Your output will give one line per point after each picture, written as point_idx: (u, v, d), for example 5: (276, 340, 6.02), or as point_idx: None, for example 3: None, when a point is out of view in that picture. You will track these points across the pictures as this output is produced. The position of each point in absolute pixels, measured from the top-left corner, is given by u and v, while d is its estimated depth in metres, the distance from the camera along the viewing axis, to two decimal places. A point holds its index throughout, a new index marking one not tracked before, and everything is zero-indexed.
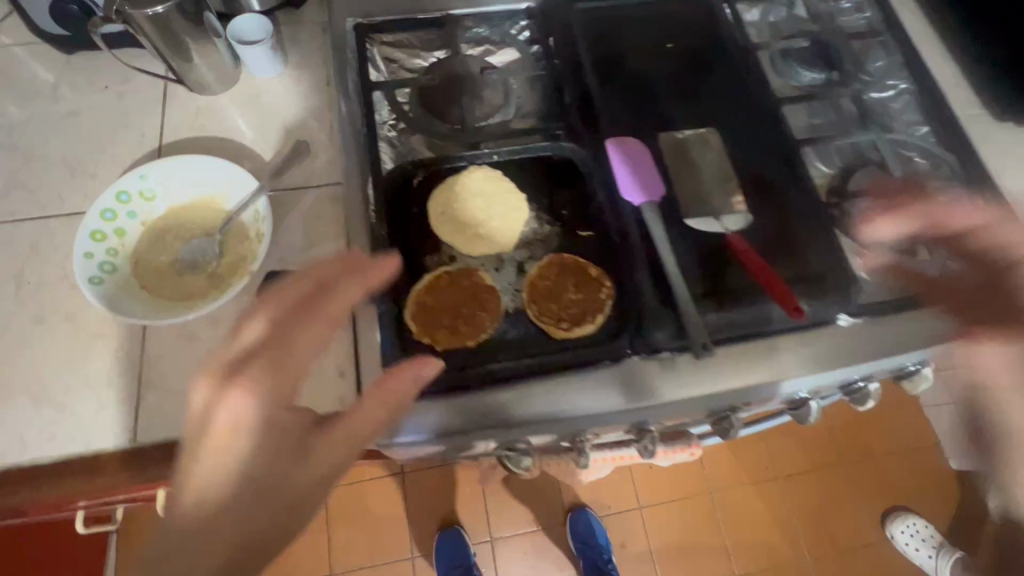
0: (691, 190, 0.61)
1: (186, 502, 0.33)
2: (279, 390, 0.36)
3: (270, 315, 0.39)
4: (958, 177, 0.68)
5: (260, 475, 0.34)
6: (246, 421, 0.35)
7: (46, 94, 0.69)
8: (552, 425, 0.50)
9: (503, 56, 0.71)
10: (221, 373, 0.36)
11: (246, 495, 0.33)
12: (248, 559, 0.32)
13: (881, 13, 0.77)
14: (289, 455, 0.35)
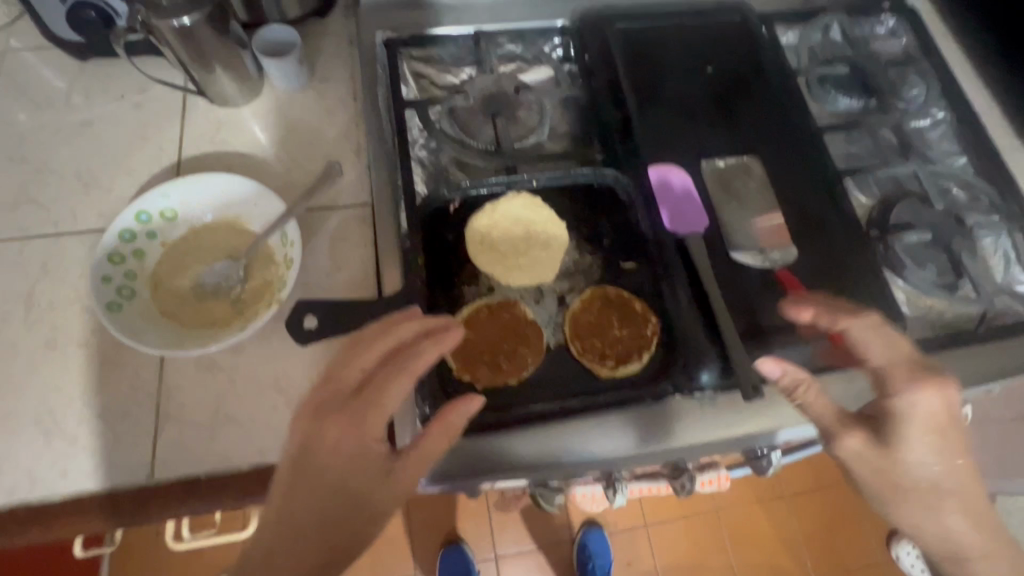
0: (735, 221, 0.59)
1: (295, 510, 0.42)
2: (365, 429, 0.43)
3: (363, 364, 0.45)
4: (998, 210, 0.67)
5: (345, 497, 0.42)
6: (338, 451, 0.42)
7: (59, 102, 0.65)
8: (557, 471, 0.48)
9: (537, 73, 0.68)
10: (324, 407, 0.44)
11: (333, 511, 0.42)
12: (343, 551, 0.42)
13: (918, 41, 0.76)
14: (369, 483, 0.42)
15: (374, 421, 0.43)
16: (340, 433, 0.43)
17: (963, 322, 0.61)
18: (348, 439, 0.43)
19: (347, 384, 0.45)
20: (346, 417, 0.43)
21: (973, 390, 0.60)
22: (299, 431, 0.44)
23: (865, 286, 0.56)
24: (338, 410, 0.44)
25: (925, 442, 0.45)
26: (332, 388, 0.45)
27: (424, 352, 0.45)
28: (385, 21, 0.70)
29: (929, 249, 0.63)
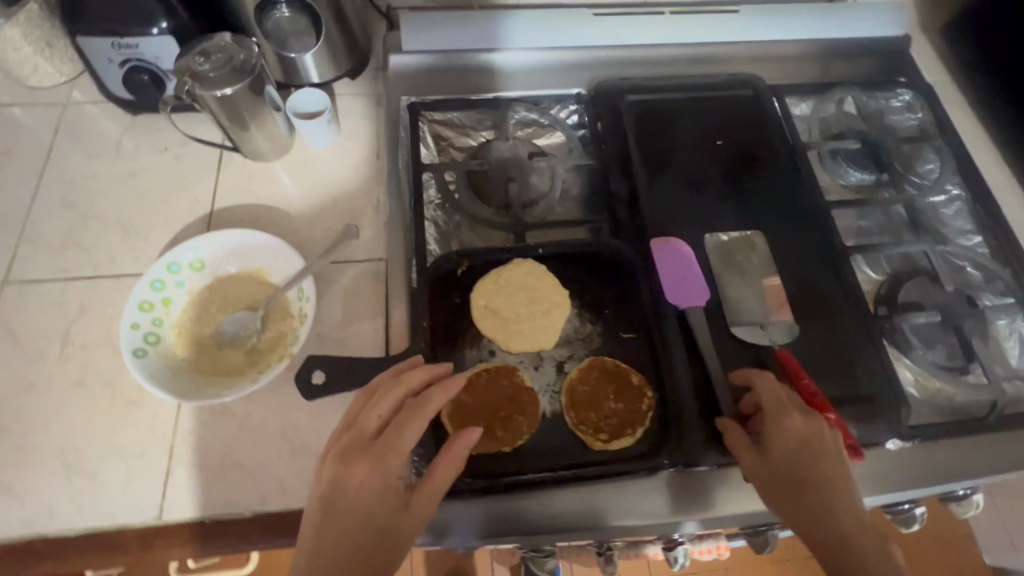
0: (736, 295, 0.60)
1: (318, 555, 0.40)
2: (388, 468, 0.43)
3: (381, 409, 0.46)
4: (1013, 294, 0.66)
5: (372, 534, 0.42)
6: (364, 491, 0.42)
7: (110, 152, 0.71)
8: (595, 532, 0.50)
9: (551, 139, 0.72)
10: (345, 451, 0.44)
11: (361, 549, 0.41)
12: None
13: (933, 116, 0.77)
14: (392, 518, 0.42)
15: (396, 460, 0.43)
16: (364, 472, 0.43)
17: (974, 409, 0.60)
18: (371, 480, 0.43)
19: (365, 428, 0.46)
20: (367, 460, 0.43)
21: (980, 481, 0.58)
22: (323, 476, 0.44)
23: (864, 369, 0.57)
24: (360, 453, 0.44)
25: (801, 458, 0.45)
26: (350, 434, 0.46)
27: (437, 394, 0.46)
28: (411, 85, 0.73)
29: (940, 330, 0.63)
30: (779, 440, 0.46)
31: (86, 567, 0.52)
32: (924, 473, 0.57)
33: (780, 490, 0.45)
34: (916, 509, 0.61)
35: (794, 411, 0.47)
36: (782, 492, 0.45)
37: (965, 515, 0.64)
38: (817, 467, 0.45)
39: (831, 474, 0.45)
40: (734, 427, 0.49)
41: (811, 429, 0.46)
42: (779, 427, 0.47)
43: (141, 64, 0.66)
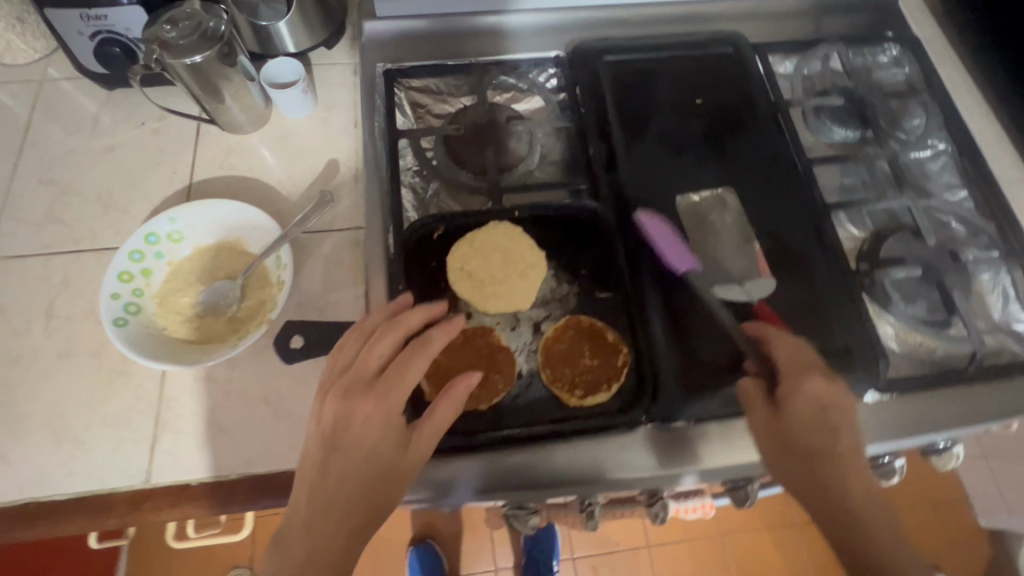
0: (712, 255, 0.59)
1: (322, 485, 0.43)
2: (391, 404, 0.45)
3: (381, 349, 0.47)
4: (998, 247, 0.65)
5: (375, 468, 0.43)
6: (369, 427, 0.44)
7: (88, 128, 0.71)
8: (588, 485, 0.51)
9: (530, 104, 0.70)
10: (348, 390, 0.46)
11: (365, 483, 0.42)
12: (370, 522, 0.42)
13: (921, 70, 0.75)
14: (395, 453, 0.44)
15: (398, 397, 0.45)
16: (369, 410, 0.44)
17: (955, 361, 0.60)
18: (375, 415, 0.44)
19: (366, 368, 0.47)
20: (371, 397, 0.45)
21: (961, 433, 0.59)
22: (326, 413, 0.45)
23: (843, 324, 0.57)
24: (363, 392, 0.45)
25: (818, 426, 0.46)
26: (352, 373, 0.47)
27: (437, 335, 0.47)
28: (388, 54, 0.73)
29: (921, 285, 0.62)
30: (797, 405, 0.46)
31: (79, 528, 0.54)
32: (903, 424, 0.58)
33: (791, 453, 0.46)
34: (896, 462, 0.62)
35: (814, 373, 0.47)
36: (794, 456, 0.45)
37: (945, 467, 0.64)
38: (832, 434, 0.45)
39: (844, 444, 0.46)
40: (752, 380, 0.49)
41: (830, 394, 0.46)
42: (798, 390, 0.46)
43: (112, 36, 0.66)
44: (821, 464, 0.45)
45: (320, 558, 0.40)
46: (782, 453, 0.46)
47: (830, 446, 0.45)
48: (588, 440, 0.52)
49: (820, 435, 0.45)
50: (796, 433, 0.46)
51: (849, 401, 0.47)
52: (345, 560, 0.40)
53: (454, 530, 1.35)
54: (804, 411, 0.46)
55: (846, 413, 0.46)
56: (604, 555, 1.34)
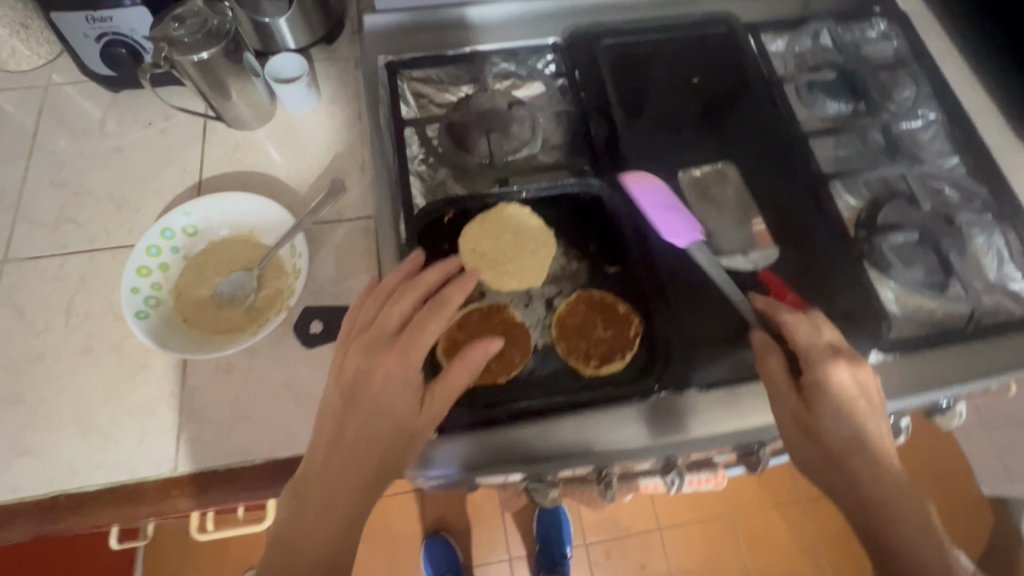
0: (716, 226, 0.61)
1: (342, 438, 0.44)
2: (410, 361, 0.46)
3: (401, 308, 0.48)
4: (991, 210, 0.67)
5: (392, 423, 0.45)
6: (389, 383, 0.45)
7: (95, 131, 0.72)
8: (578, 459, 0.52)
9: (530, 89, 0.71)
10: (369, 346, 0.47)
11: (381, 436, 0.44)
12: (386, 474, 0.44)
13: (909, 43, 0.77)
14: (411, 409, 0.45)
15: (417, 355, 0.46)
16: (389, 366, 0.46)
17: (954, 321, 0.62)
18: (395, 371, 0.45)
19: (387, 325, 0.48)
20: (391, 353, 0.46)
21: (965, 389, 0.60)
22: (348, 367, 0.47)
23: (847, 288, 0.58)
24: (384, 348, 0.47)
25: (851, 415, 0.46)
26: (373, 330, 0.48)
27: (454, 295, 0.48)
28: (387, 45, 0.73)
29: (918, 249, 0.64)
30: (830, 393, 0.46)
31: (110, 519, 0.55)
32: (908, 384, 0.59)
33: (823, 442, 0.46)
34: (900, 421, 0.64)
35: (842, 361, 0.47)
36: (826, 445, 0.46)
37: (949, 425, 0.66)
38: (865, 423, 0.46)
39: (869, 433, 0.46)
40: (776, 358, 0.49)
41: (858, 383, 0.47)
42: (829, 378, 0.47)
43: (118, 37, 0.67)
44: (855, 453, 0.45)
45: (339, 500, 0.42)
46: (813, 442, 0.46)
47: (861, 434, 0.46)
48: (580, 415, 0.53)
49: (853, 424, 0.46)
50: (828, 421, 0.46)
51: (873, 388, 0.48)
52: (361, 505, 0.42)
53: (466, 522, 1.36)
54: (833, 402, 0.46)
55: (873, 401, 0.47)
56: (616, 539, 1.35)
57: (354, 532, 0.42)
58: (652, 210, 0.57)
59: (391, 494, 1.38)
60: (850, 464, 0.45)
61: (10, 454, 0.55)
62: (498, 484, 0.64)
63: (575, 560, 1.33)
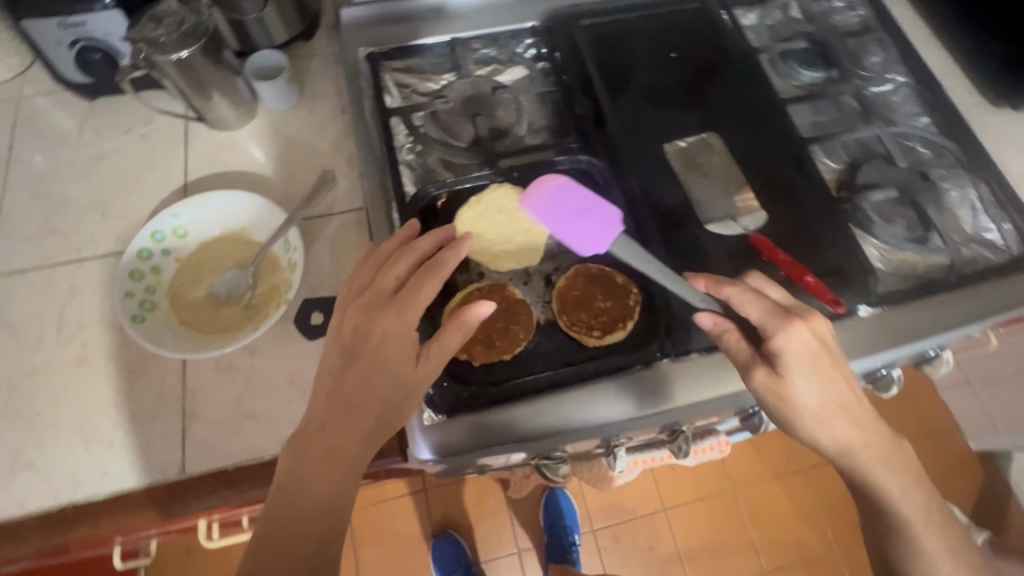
0: (704, 195, 0.63)
1: (340, 392, 0.45)
2: (407, 320, 0.45)
3: (398, 270, 0.48)
4: (962, 165, 0.70)
5: (388, 378, 0.45)
6: (386, 340, 0.45)
7: (72, 140, 0.71)
8: (571, 434, 0.53)
9: (512, 73, 0.72)
10: (366, 306, 0.46)
11: (377, 391, 0.45)
12: (382, 426, 0.45)
13: (874, 11, 0.79)
14: (407, 366, 0.45)
15: (415, 313, 0.45)
16: (387, 324, 0.45)
17: (936, 272, 0.64)
18: (393, 329, 0.45)
19: (385, 286, 0.47)
20: (389, 312, 0.46)
21: (953, 336, 0.63)
22: (346, 326, 0.46)
23: (833, 245, 0.60)
24: (381, 307, 0.46)
25: (817, 374, 0.46)
26: (371, 292, 0.47)
27: (450, 256, 0.47)
28: (366, 38, 0.73)
29: (898, 205, 0.66)
30: (793, 358, 0.46)
31: (120, 528, 0.54)
32: (902, 333, 0.61)
33: (798, 406, 0.46)
34: (892, 373, 0.67)
35: (797, 322, 0.46)
36: (801, 410, 0.46)
37: (939, 373, 0.70)
38: (844, 380, 0.47)
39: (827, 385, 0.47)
40: (734, 333, 0.48)
41: (818, 338, 0.46)
42: (789, 344, 0.46)
43: (93, 43, 0.66)
44: (828, 409, 0.47)
45: (337, 452, 0.44)
46: (787, 408, 0.47)
47: (834, 389, 0.47)
48: (573, 391, 0.53)
49: (822, 382, 0.46)
50: (800, 384, 0.46)
51: (831, 336, 0.47)
52: (359, 455, 0.45)
53: (472, 519, 1.35)
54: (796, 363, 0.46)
55: (836, 354, 0.47)
56: (623, 524, 1.36)
57: (353, 479, 0.45)
58: (566, 226, 0.41)
59: (395, 497, 1.36)
60: (827, 419, 0.47)
61: (12, 470, 0.54)
62: (507, 464, 0.65)
63: (584, 547, 1.34)
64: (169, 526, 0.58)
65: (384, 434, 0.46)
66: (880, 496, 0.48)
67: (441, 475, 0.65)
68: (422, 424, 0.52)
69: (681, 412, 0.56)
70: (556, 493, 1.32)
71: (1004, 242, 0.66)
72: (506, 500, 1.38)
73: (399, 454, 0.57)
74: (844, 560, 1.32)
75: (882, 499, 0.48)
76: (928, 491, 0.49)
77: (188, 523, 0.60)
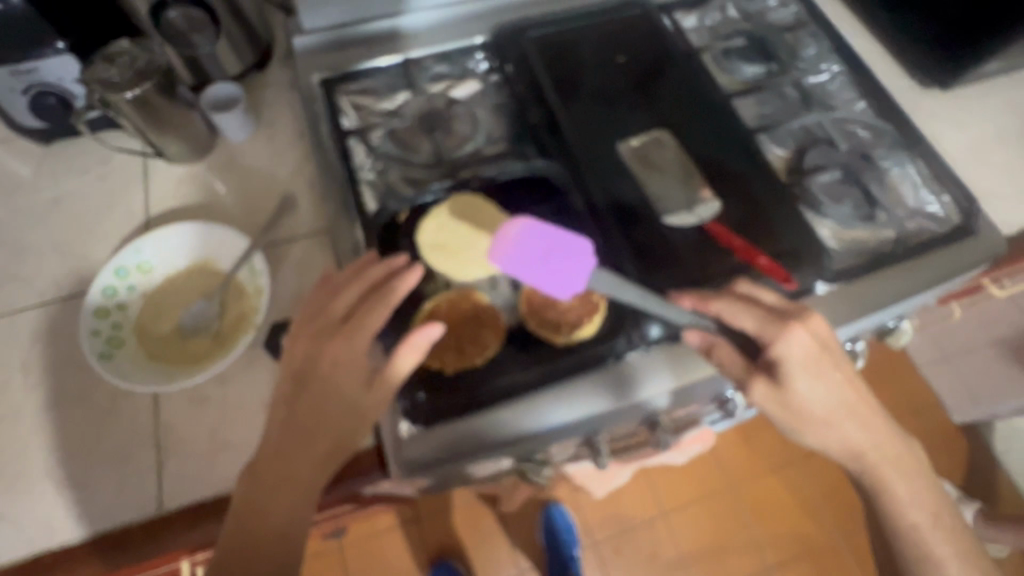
0: (660, 189, 0.65)
1: (292, 419, 0.47)
2: (356, 346, 0.48)
3: (347, 297, 0.50)
4: (901, 144, 0.73)
5: (339, 403, 0.47)
6: (336, 365, 0.47)
7: (28, 186, 0.70)
8: (548, 433, 0.54)
9: (466, 88, 0.74)
10: (317, 334, 0.49)
11: (330, 415, 0.47)
12: (336, 451, 0.47)
13: (806, 6, 0.84)
14: (358, 392, 0.47)
15: (363, 340, 0.48)
16: (337, 350, 0.48)
17: (885, 246, 0.67)
18: (343, 355, 0.47)
19: (334, 314, 0.49)
20: (338, 339, 0.48)
21: (907, 307, 0.67)
22: (297, 354, 0.49)
23: (785, 227, 0.63)
24: (331, 335, 0.48)
25: (820, 377, 0.49)
26: (320, 319, 0.50)
27: (397, 287, 0.49)
28: (320, 63, 0.74)
29: (844, 185, 0.69)
30: (796, 359, 0.49)
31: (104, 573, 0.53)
32: (858, 307, 0.63)
33: (802, 410, 0.49)
34: (856, 346, 0.71)
35: (794, 326, 0.49)
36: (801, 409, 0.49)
37: (900, 342, 0.75)
38: (812, 359, 0.49)
39: (827, 385, 0.50)
40: (727, 347, 0.51)
41: (816, 339, 0.49)
42: (788, 351, 0.49)
43: (46, 87, 0.66)
44: (837, 411, 0.50)
45: (291, 480, 0.46)
46: (793, 412, 0.49)
47: (834, 390, 0.50)
48: (547, 392, 0.54)
49: (825, 384, 0.49)
50: (804, 389, 0.49)
51: (828, 335, 0.50)
52: (314, 480, 0.46)
53: (470, 541, 1.34)
54: (805, 369, 0.49)
55: (835, 352, 0.50)
56: (623, 533, 1.36)
57: (308, 503, 0.46)
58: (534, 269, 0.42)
59: (389, 525, 1.34)
60: (834, 422, 0.50)
61: None
62: (491, 472, 0.65)
63: (585, 558, 1.33)
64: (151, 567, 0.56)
65: (339, 458, 0.47)
66: (868, 468, 0.51)
67: (428, 488, 0.65)
68: (400, 436, 0.53)
69: (653, 403, 0.57)
70: (551, 510, 1.32)
71: (945, 213, 0.69)
72: (501, 521, 1.36)
73: (380, 470, 0.57)
74: (841, 541, 1.34)
75: (869, 469, 0.51)
76: (898, 455, 0.51)
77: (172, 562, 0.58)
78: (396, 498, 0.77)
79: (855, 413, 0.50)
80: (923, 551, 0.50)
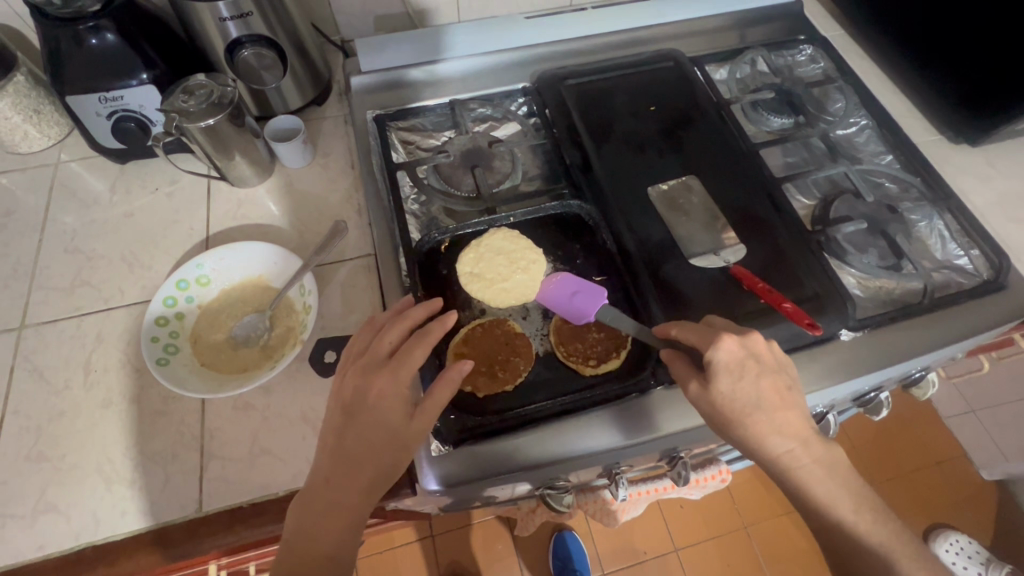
0: (685, 232, 0.68)
1: (341, 447, 0.48)
2: (400, 380, 0.49)
3: (392, 336, 0.52)
4: (927, 198, 0.75)
5: (384, 434, 0.48)
6: (380, 399, 0.48)
7: (103, 200, 0.77)
8: (572, 462, 0.56)
9: (506, 129, 0.80)
10: (363, 369, 0.50)
11: (376, 445, 0.48)
12: (381, 479, 0.48)
13: (834, 62, 0.87)
14: (402, 423, 0.48)
15: (406, 374, 0.49)
16: (382, 383, 0.49)
17: (910, 297, 0.68)
18: (388, 388, 0.48)
19: (379, 351, 0.51)
20: (384, 373, 0.49)
21: (933, 360, 0.67)
22: (345, 387, 0.50)
23: (808, 274, 0.65)
24: (376, 370, 0.50)
25: (742, 381, 0.48)
26: (366, 356, 0.51)
27: (436, 328, 0.51)
28: (374, 102, 0.81)
29: (869, 236, 0.71)
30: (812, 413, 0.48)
31: (163, 566, 0.55)
32: (886, 355, 0.63)
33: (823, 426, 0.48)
34: (879, 396, 0.72)
35: None
36: (746, 401, 0.48)
37: (925, 395, 0.75)
38: None
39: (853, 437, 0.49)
40: (681, 359, 0.52)
41: (744, 347, 0.49)
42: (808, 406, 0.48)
43: (128, 113, 0.72)
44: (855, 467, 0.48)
45: (340, 505, 0.47)
46: (818, 446, 0.49)
47: (756, 393, 0.48)
48: (573, 420, 0.56)
49: None
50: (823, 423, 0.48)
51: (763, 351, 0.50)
52: (361, 505, 0.48)
53: (482, 565, 1.32)
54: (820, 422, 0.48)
55: (765, 364, 0.50)
56: (634, 567, 1.33)
57: (354, 529, 0.48)
58: (566, 306, 0.60)
59: (403, 543, 1.34)
60: (779, 410, 0.48)
61: (35, 511, 0.56)
62: (513, 496, 0.66)
63: None
64: (174, 566, 0.57)
65: (384, 485, 0.48)
66: (814, 453, 0.48)
67: (448, 508, 0.66)
68: (431, 454, 0.55)
69: (676, 438, 0.58)
70: (566, 535, 1.33)
71: (973, 267, 0.70)
72: (514, 543, 1.36)
73: (409, 487, 0.58)
74: None
75: None
76: None
77: (192, 563, 0.59)
78: (415, 514, 0.79)
79: (773, 417, 0.48)
80: (875, 531, 0.47)
